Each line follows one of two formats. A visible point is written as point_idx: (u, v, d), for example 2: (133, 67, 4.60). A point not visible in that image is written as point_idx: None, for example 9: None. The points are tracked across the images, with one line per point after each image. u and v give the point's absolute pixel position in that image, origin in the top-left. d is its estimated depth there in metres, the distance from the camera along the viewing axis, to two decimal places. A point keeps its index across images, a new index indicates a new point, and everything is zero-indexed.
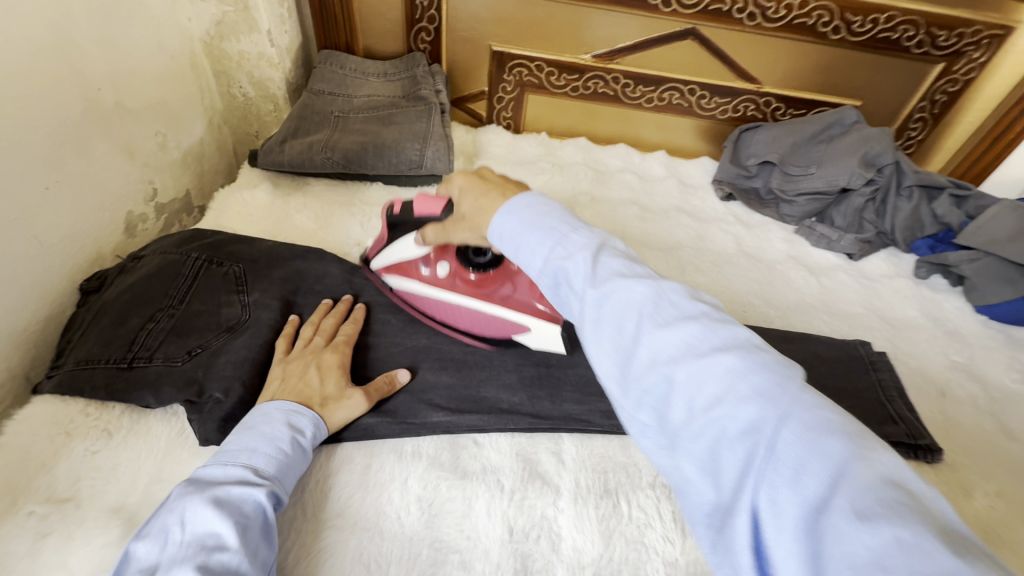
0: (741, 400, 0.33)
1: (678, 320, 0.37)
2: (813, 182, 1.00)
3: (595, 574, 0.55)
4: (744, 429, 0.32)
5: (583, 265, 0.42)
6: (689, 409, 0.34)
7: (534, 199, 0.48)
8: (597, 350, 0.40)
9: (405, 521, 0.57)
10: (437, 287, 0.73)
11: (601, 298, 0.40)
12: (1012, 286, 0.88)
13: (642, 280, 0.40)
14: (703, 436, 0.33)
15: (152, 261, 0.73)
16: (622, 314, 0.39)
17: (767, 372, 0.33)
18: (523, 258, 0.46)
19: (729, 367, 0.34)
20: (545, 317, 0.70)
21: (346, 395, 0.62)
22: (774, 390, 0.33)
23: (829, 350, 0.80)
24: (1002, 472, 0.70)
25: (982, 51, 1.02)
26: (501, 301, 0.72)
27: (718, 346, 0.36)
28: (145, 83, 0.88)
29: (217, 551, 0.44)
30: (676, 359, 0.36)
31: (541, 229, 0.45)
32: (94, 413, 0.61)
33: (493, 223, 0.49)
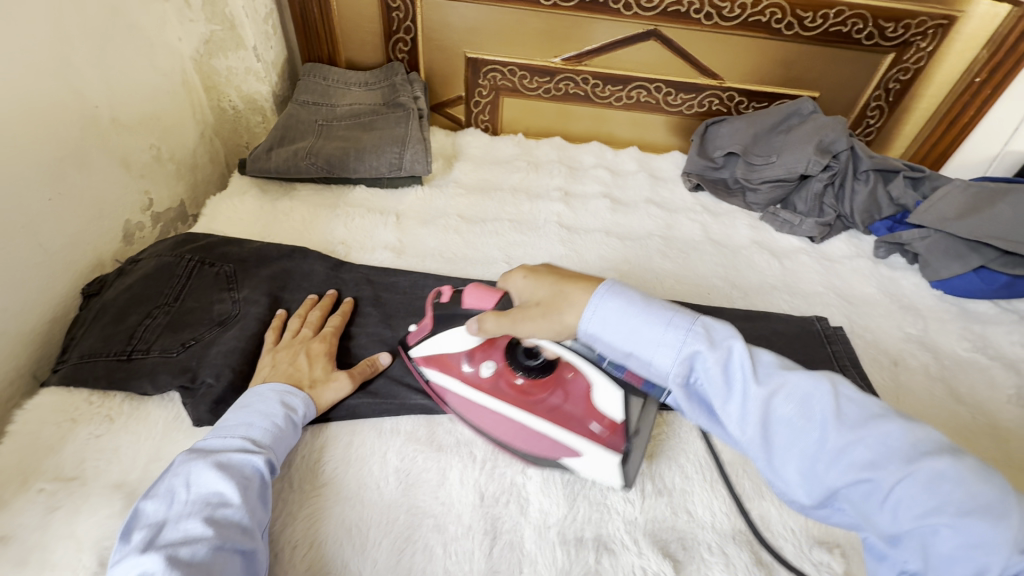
0: (959, 512, 0.38)
1: (864, 422, 0.44)
2: (775, 170, 1.05)
3: (560, 533, 0.60)
4: (960, 539, 0.38)
5: (749, 370, 0.48)
6: (895, 514, 0.41)
7: (652, 297, 0.54)
8: (781, 451, 0.47)
9: (384, 489, 0.62)
10: (479, 388, 0.68)
11: (771, 400, 0.47)
12: (961, 260, 0.93)
13: (820, 387, 0.46)
14: (911, 534, 0.40)
15: (149, 263, 0.78)
16: (796, 420, 0.46)
17: (976, 481, 0.39)
18: (644, 354, 0.52)
19: (936, 472, 0.40)
20: (596, 441, 0.63)
21: (332, 377, 0.67)
22: (988, 499, 0.38)
23: (787, 326, 0.85)
24: (948, 433, 0.74)
25: (929, 40, 1.08)
26: (549, 412, 0.66)
27: (922, 451, 0.41)
28: (140, 100, 0.94)
29: (222, 507, 0.49)
30: (876, 463, 0.42)
31: (676, 329, 0.51)
32: (97, 401, 0.66)
33: (587, 305, 0.55)
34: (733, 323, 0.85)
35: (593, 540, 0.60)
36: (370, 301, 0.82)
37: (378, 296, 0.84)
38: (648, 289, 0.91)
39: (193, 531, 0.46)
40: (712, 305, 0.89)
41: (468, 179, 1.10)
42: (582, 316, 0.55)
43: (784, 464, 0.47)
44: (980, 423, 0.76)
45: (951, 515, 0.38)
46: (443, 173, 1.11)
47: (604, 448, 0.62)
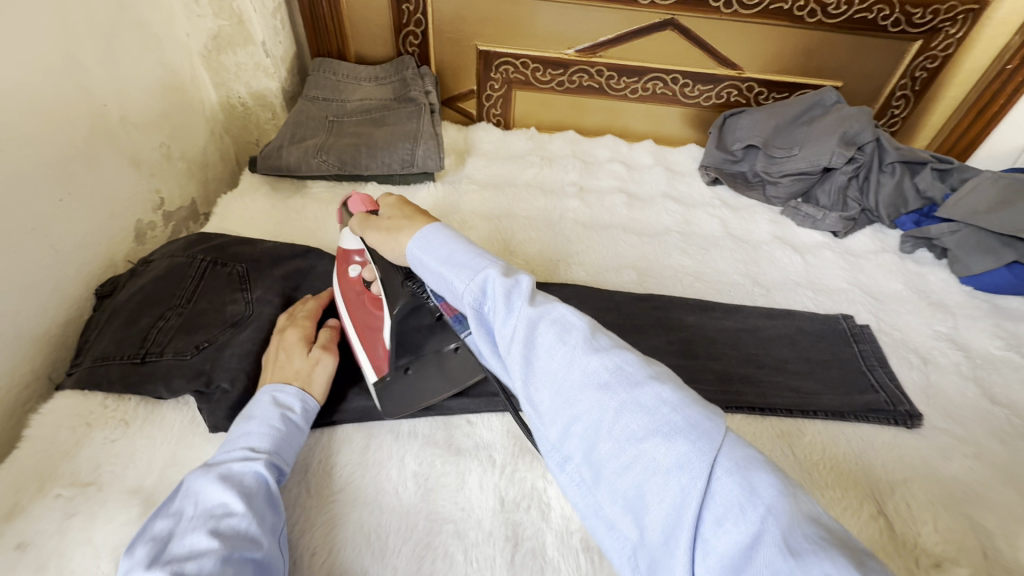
0: (673, 434, 0.36)
1: (612, 348, 0.42)
2: (797, 163, 1.03)
3: (583, 539, 0.58)
4: (671, 463, 0.36)
5: (513, 296, 0.46)
6: (620, 443, 0.38)
7: (453, 235, 0.54)
8: (535, 377, 0.43)
9: (402, 494, 0.61)
10: (343, 283, 0.72)
11: (536, 323, 0.44)
12: (993, 256, 0.90)
13: (573, 318, 0.44)
14: (633, 465, 0.37)
15: (161, 264, 0.77)
16: (553, 345, 0.43)
17: (693, 406, 0.38)
18: (448, 273, 0.50)
19: (659, 397, 0.38)
20: (371, 363, 0.65)
21: (313, 361, 0.66)
22: (702, 423, 0.37)
23: (813, 325, 0.83)
24: (983, 435, 0.71)
25: (959, 26, 1.04)
26: (360, 324, 0.68)
27: (651, 378, 0.40)
28: (147, 97, 0.93)
29: (226, 517, 0.47)
30: (608, 386, 0.40)
31: (466, 260, 0.50)
32: (112, 405, 0.65)
33: (417, 233, 0.55)
34: (757, 321, 0.83)
35: None
36: None
37: None
38: (668, 287, 0.89)
39: (199, 545, 0.44)
40: (734, 303, 0.87)
41: (481, 175, 1.08)
42: (413, 237, 0.56)
43: (537, 392, 0.43)
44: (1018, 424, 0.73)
45: (667, 438, 0.36)
46: (456, 169, 1.09)
47: (374, 370, 0.65)
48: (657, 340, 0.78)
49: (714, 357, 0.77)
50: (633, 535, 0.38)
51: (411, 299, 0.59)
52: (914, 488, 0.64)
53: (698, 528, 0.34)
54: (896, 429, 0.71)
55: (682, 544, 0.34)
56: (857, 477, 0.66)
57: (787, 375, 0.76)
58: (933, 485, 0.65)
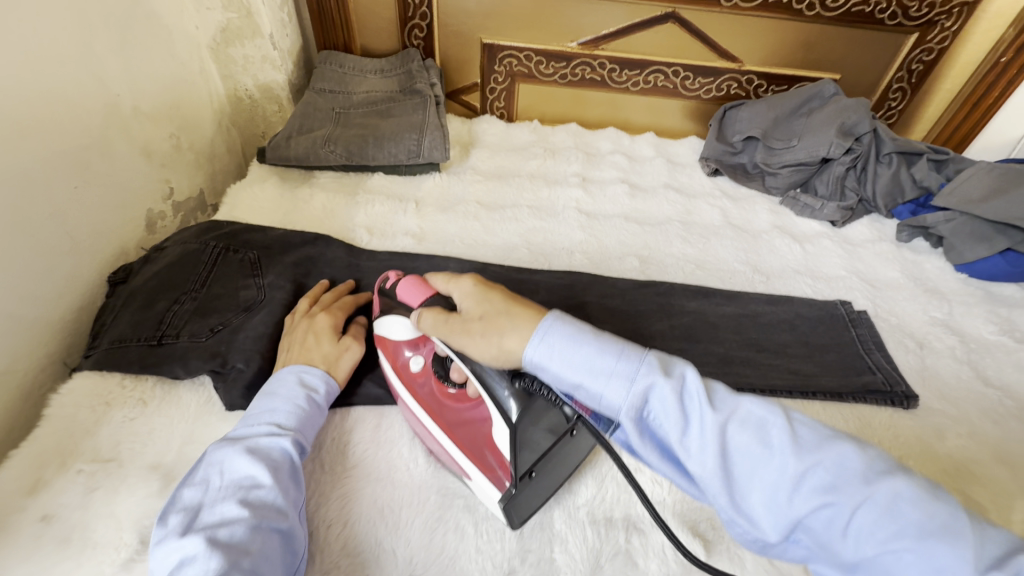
0: (921, 533, 0.37)
1: (821, 444, 0.42)
2: (795, 154, 1.05)
3: (589, 513, 0.60)
4: (926, 564, 0.36)
5: (696, 397, 0.46)
6: (858, 542, 0.39)
7: (585, 325, 0.51)
8: (738, 484, 0.43)
9: (414, 471, 0.63)
10: (406, 383, 0.64)
11: (726, 426, 0.44)
12: (987, 244, 0.92)
13: (769, 414, 0.44)
14: (875, 563, 0.38)
15: (174, 250, 0.79)
16: (753, 447, 0.43)
17: (932, 500, 0.38)
18: (594, 385, 0.47)
19: (895, 493, 0.39)
20: (484, 471, 0.57)
21: (343, 349, 0.67)
22: (948, 520, 0.37)
23: (811, 310, 0.85)
24: (976, 415, 0.73)
25: (954, 19, 1.06)
26: (454, 429, 0.60)
27: (877, 471, 0.40)
28: (158, 89, 0.94)
29: (255, 489, 0.49)
30: (833, 487, 0.40)
31: (618, 360, 0.48)
32: (130, 385, 0.67)
33: (535, 330, 0.51)
34: (756, 307, 0.85)
35: (622, 520, 0.60)
36: None
37: None
38: (669, 274, 0.91)
39: (229, 513, 0.47)
40: (733, 289, 0.89)
41: (485, 166, 1.10)
42: (528, 341, 0.50)
43: (747, 501, 0.43)
44: (1010, 405, 0.75)
45: (914, 539, 0.37)
46: (460, 160, 1.10)
47: (492, 484, 0.56)
48: (659, 325, 0.80)
49: (716, 340, 0.79)
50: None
51: (524, 398, 0.53)
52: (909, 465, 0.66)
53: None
54: (892, 409, 0.73)
55: None
56: None
57: (786, 358, 0.78)
58: (928, 463, 0.67)
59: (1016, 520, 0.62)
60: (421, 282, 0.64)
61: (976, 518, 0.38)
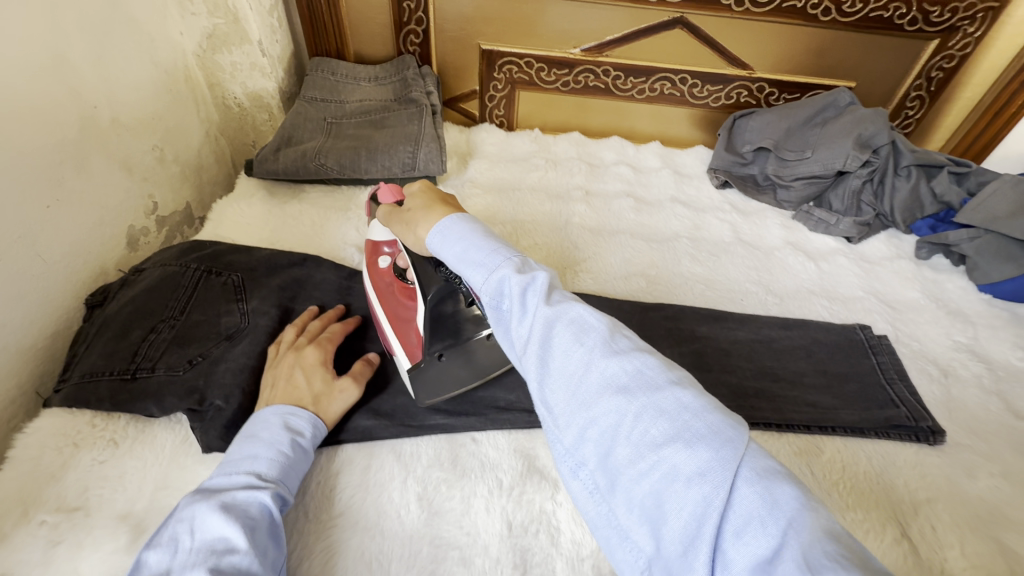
0: (694, 440, 0.34)
1: (631, 351, 0.40)
2: (809, 167, 1.00)
3: (594, 566, 0.55)
4: (691, 468, 0.33)
5: (534, 291, 0.43)
6: (637, 449, 0.35)
7: (479, 223, 0.51)
8: (549, 379, 0.41)
9: (405, 518, 0.58)
10: (371, 274, 0.72)
11: (553, 323, 0.41)
12: (1015, 262, 0.87)
13: (595, 315, 0.42)
14: (650, 472, 0.35)
15: (153, 273, 0.75)
16: (570, 345, 0.40)
17: (716, 413, 0.36)
18: (464, 272, 0.48)
19: (680, 402, 0.36)
20: (404, 349, 0.66)
21: (336, 388, 0.63)
22: (726, 431, 0.35)
23: (829, 335, 0.80)
24: (1008, 452, 0.69)
25: (977, 25, 1.01)
26: (393, 315, 0.68)
27: (674, 382, 0.37)
28: (139, 99, 0.90)
29: (228, 553, 0.45)
30: (628, 390, 0.37)
31: (489, 250, 0.47)
32: (101, 424, 0.62)
33: (435, 225, 0.52)
34: (771, 332, 0.80)
35: None
36: None
37: None
38: (678, 296, 0.86)
39: None
40: (746, 312, 0.84)
41: (484, 178, 1.05)
42: (431, 230, 0.53)
43: (551, 394, 0.40)
44: None
45: (688, 445, 0.34)
46: (458, 172, 1.06)
47: (407, 357, 0.66)
48: (668, 352, 0.75)
49: (729, 370, 0.75)
50: (648, 548, 0.35)
51: (443, 285, 0.59)
52: (939, 509, 0.62)
53: (717, 541, 0.32)
54: (918, 445, 0.68)
55: (699, 561, 0.31)
56: (880, 497, 0.63)
57: (804, 390, 0.73)
58: (959, 507, 0.62)
59: None
60: (398, 188, 0.69)
61: (763, 453, 0.34)
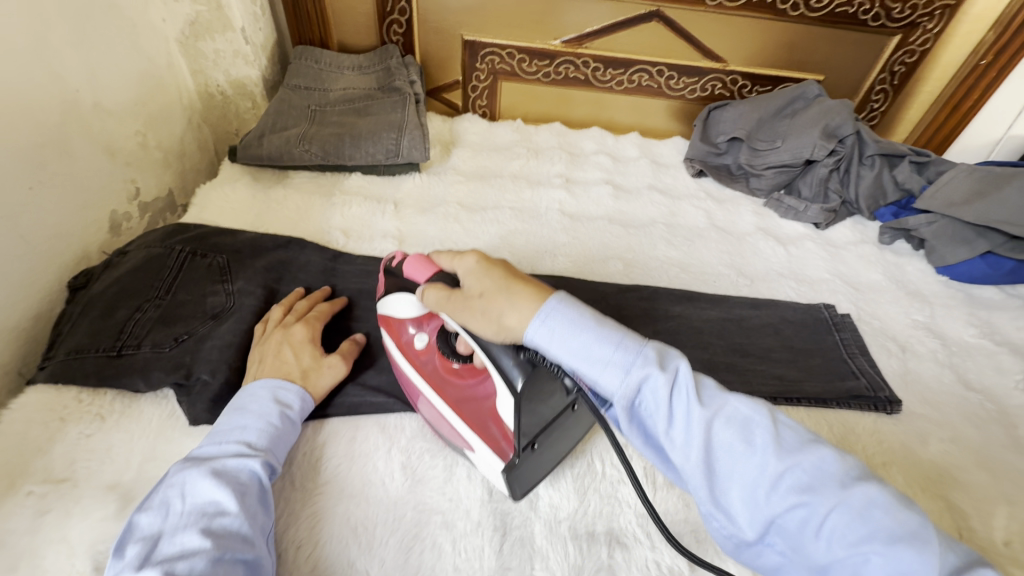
0: (889, 539, 0.36)
1: (801, 446, 0.41)
2: (780, 155, 1.04)
3: (570, 528, 0.58)
4: (890, 567, 0.35)
5: (684, 391, 0.44)
6: (829, 545, 0.38)
7: (587, 309, 0.48)
8: (720, 480, 0.43)
9: (389, 486, 0.60)
10: (411, 359, 0.63)
11: (713, 423, 0.43)
12: (967, 246, 0.92)
13: (756, 411, 0.44)
14: (850, 570, 0.37)
15: (137, 254, 0.75)
16: (737, 446, 0.42)
17: (903, 509, 0.37)
18: (590, 371, 0.46)
19: (866, 499, 0.38)
20: (486, 443, 0.56)
21: (324, 364, 0.65)
22: (919, 527, 0.36)
23: (796, 314, 0.84)
24: (958, 420, 0.73)
25: (936, 21, 1.06)
26: (458, 403, 0.59)
27: (852, 477, 0.39)
28: (121, 85, 0.90)
29: (218, 516, 0.47)
30: (809, 488, 0.39)
31: (615, 345, 0.45)
32: (87, 399, 0.63)
33: (537, 315, 0.47)
34: (741, 311, 0.84)
35: (605, 534, 0.58)
36: (370, 296, 0.80)
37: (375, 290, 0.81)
38: (654, 278, 0.89)
39: (190, 544, 0.44)
40: (717, 293, 0.88)
41: (467, 166, 1.07)
42: (530, 321, 0.47)
43: (726, 495, 0.42)
44: (990, 409, 0.75)
45: (882, 542, 0.36)
46: (441, 160, 1.08)
47: (496, 456, 0.55)
48: (644, 330, 0.78)
49: (700, 346, 0.78)
50: None
51: (532, 373, 0.49)
52: (893, 471, 0.66)
53: None
54: (876, 414, 0.73)
55: None
56: None
57: (771, 364, 0.77)
58: (912, 469, 0.67)
59: (998, 527, 0.61)
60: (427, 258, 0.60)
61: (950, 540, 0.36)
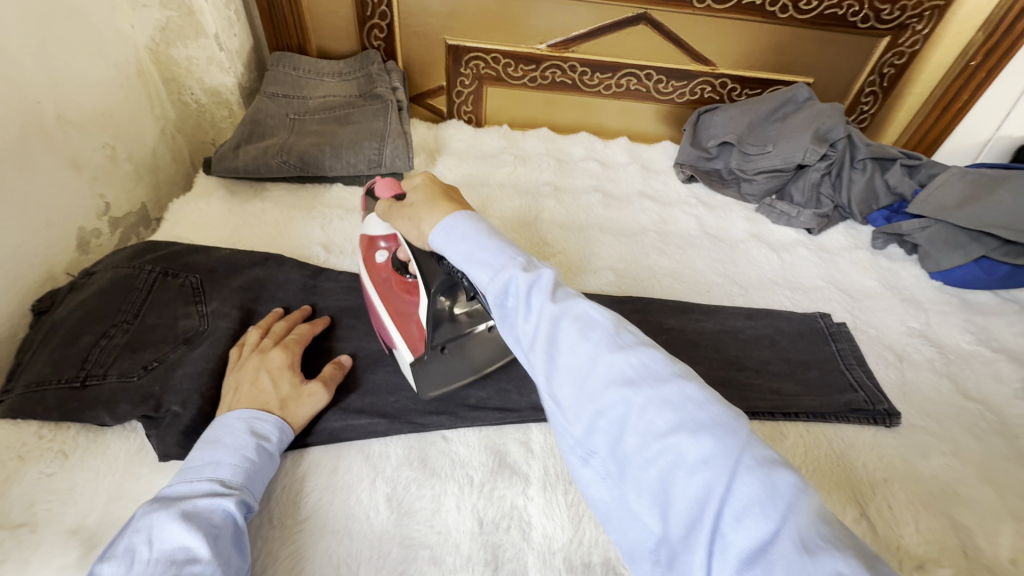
0: (698, 431, 0.34)
1: (637, 345, 0.39)
2: (771, 160, 1.02)
3: (565, 559, 0.56)
4: (693, 457, 0.33)
5: (537, 286, 0.43)
6: (640, 439, 0.36)
7: (484, 221, 0.50)
8: (556, 374, 0.40)
9: (374, 520, 0.57)
10: (370, 268, 0.72)
11: (558, 318, 0.41)
12: (962, 251, 0.91)
13: (601, 310, 0.42)
14: (657, 466, 0.34)
15: (104, 276, 0.71)
16: (576, 340, 0.40)
17: (720, 404, 0.35)
18: (469, 270, 0.47)
19: (686, 394, 0.36)
20: (405, 341, 0.65)
21: (304, 391, 0.62)
22: (731, 423, 0.34)
23: (792, 324, 0.82)
24: (958, 432, 0.72)
25: (925, 23, 1.05)
26: (393, 309, 0.68)
27: (678, 375, 0.37)
28: (87, 94, 0.85)
29: (189, 563, 0.43)
30: (634, 382, 0.37)
31: (494, 248, 0.46)
32: (49, 434, 0.59)
33: (438, 224, 0.51)
34: (736, 322, 0.82)
35: (602, 564, 0.56)
36: (352, 314, 0.77)
37: (358, 307, 0.78)
38: (646, 289, 0.87)
39: None
40: (711, 304, 0.86)
41: (452, 174, 1.04)
42: (435, 227, 0.52)
43: (559, 388, 0.40)
44: (989, 419, 0.74)
45: (690, 433, 0.34)
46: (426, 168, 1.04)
47: (409, 350, 0.65)
48: None
49: (695, 360, 0.76)
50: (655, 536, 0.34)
51: (447, 279, 0.58)
52: (895, 488, 0.64)
53: (717, 526, 0.31)
54: (876, 428, 0.71)
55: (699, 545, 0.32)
56: (839, 478, 0.65)
57: (768, 377, 0.75)
58: (915, 485, 0.65)
59: (1002, 544, 0.60)
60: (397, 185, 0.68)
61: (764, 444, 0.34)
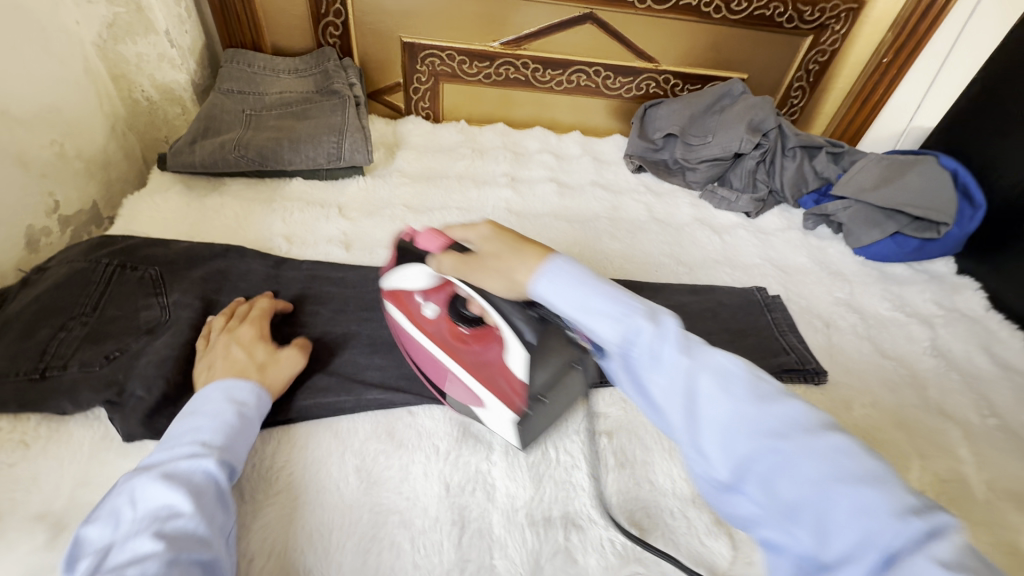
0: (853, 480, 0.34)
1: (776, 397, 0.40)
2: (711, 150, 1.10)
3: (528, 515, 0.60)
4: (852, 504, 0.33)
5: (660, 338, 0.46)
6: (794, 485, 0.36)
7: (592, 271, 0.51)
8: (698, 425, 0.42)
9: (344, 490, 0.59)
10: (422, 327, 0.65)
11: (694, 371, 0.43)
12: (879, 228, 1.00)
13: (733, 360, 0.43)
14: (811, 508, 0.35)
15: (59, 270, 0.71)
16: (716, 391, 0.42)
17: (870, 455, 0.36)
18: (585, 320, 0.49)
19: (835, 445, 0.36)
20: (500, 399, 0.59)
21: (280, 355, 0.64)
22: (883, 474, 0.35)
23: (731, 298, 0.89)
24: (876, 386, 0.80)
25: (841, 23, 1.17)
26: (471, 366, 0.62)
27: (824, 426, 0.38)
28: (33, 90, 0.84)
29: (172, 518, 0.45)
30: (781, 432, 0.38)
31: (611, 299, 0.48)
32: (7, 427, 0.59)
33: (538, 272, 0.52)
34: (681, 298, 0.89)
35: (561, 518, 0.60)
36: (316, 301, 0.79)
37: (322, 294, 0.80)
38: (599, 270, 0.92)
39: (141, 549, 0.42)
40: (659, 282, 0.92)
41: (412, 168, 1.07)
42: (534, 277, 0.52)
43: (702, 438, 0.42)
44: (902, 373, 0.83)
45: (846, 483, 0.34)
46: (386, 162, 1.07)
47: (509, 408, 0.59)
48: None
49: None
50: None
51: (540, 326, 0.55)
52: None
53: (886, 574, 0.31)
54: (806, 385, 0.78)
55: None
56: None
57: None
58: None
59: (909, 477, 0.68)
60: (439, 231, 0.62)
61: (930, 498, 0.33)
